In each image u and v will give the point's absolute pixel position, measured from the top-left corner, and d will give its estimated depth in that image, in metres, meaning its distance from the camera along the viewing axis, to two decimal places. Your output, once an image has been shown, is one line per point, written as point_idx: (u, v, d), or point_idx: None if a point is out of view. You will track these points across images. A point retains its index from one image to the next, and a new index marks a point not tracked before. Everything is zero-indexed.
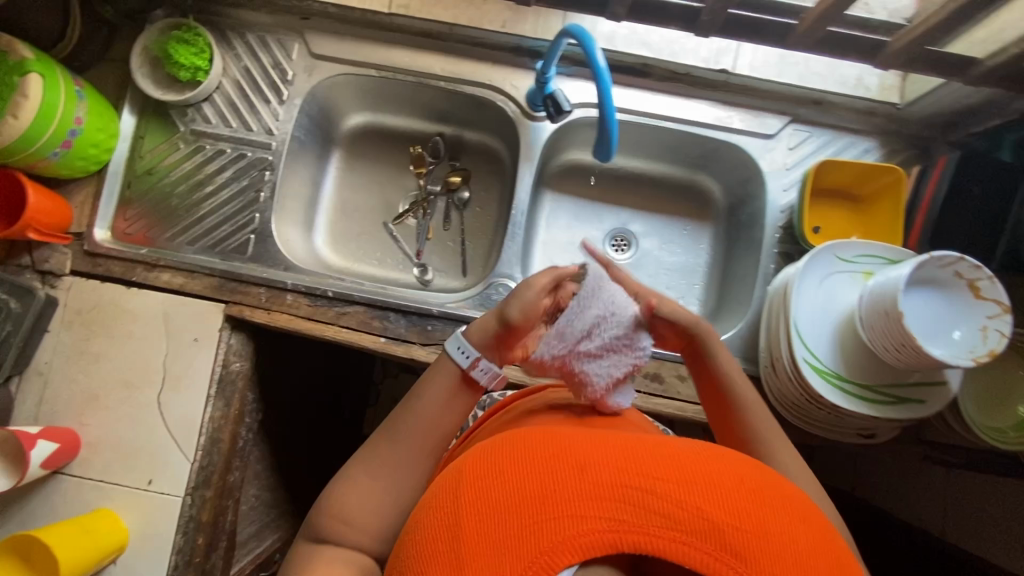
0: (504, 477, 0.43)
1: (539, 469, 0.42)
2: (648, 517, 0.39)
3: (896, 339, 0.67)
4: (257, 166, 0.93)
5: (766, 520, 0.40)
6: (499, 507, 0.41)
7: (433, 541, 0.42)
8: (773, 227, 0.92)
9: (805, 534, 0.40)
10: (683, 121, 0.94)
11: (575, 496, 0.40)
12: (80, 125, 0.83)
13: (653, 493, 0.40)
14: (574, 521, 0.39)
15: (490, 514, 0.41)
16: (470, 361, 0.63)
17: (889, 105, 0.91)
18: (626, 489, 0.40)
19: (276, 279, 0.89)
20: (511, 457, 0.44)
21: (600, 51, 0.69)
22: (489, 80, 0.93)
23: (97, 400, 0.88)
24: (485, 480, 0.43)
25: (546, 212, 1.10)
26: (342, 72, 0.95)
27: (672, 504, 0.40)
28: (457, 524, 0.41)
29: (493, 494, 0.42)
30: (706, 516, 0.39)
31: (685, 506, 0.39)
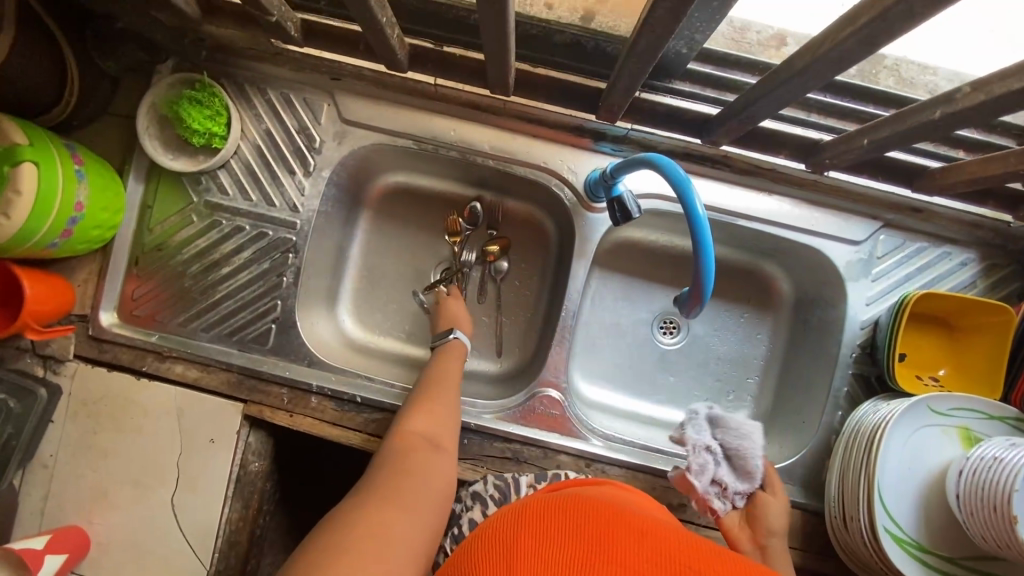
0: (563, 512, 0.40)
1: (601, 521, 0.40)
2: None
3: (1001, 537, 0.60)
4: (280, 248, 0.83)
5: None
6: (554, 530, 0.38)
7: (475, 548, 0.39)
8: (849, 345, 0.83)
9: None
10: (762, 220, 0.83)
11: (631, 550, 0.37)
12: (82, 207, 0.73)
13: None
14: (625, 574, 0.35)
15: (543, 534, 0.38)
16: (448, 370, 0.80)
17: (998, 220, 0.80)
18: None
19: (299, 379, 0.81)
20: (575, 504, 0.42)
21: (699, 196, 0.58)
22: (545, 162, 0.82)
23: (106, 498, 0.82)
24: (543, 511, 0.41)
25: (592, 290, 1.00)
26: (376, 141, 0.83)
27: None
28: (505, 534, 0.39)
29: (550, 520, 0.39)
30: None
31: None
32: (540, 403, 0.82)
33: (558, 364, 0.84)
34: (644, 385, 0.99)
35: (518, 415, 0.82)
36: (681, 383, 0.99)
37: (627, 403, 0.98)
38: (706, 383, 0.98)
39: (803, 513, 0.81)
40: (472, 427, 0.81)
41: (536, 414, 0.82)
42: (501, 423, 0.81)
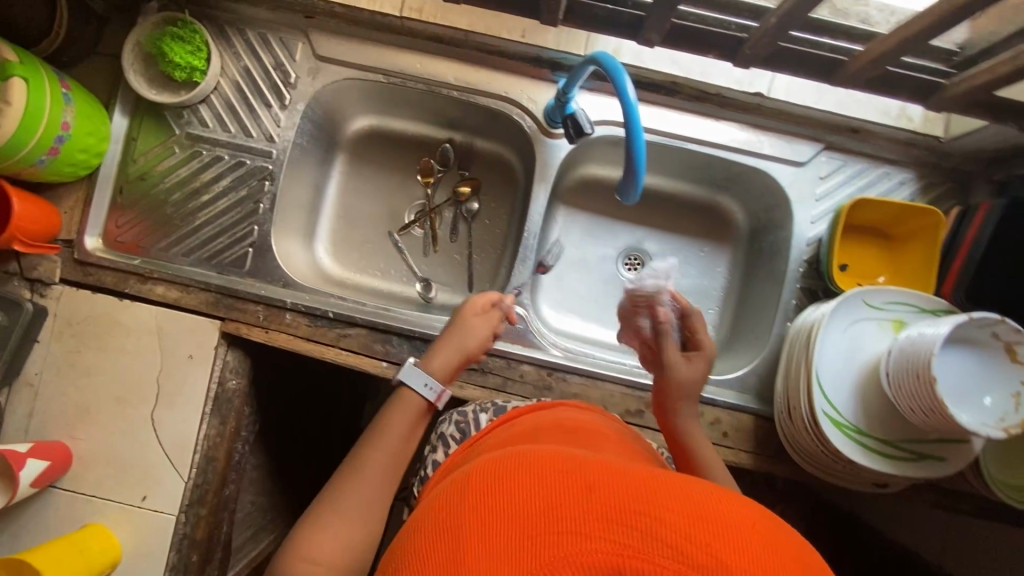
0: (511, 484, 0.40)
1: (543, 482, 0.39)
2: (654, 546, 0.33)
3: (925, 403, 0.64)
4: (257, 175, 0.88)
5: None
6: (499, 513, 0.38)
7: (428, 539, 0.39)
8: (797, 261, 0.87)
9: None
10: (711, 145, 0.88)
11: (579, 512, 0.36)
12: (68, 130, 0.77)
13: (663, 522, 0.34)
14: (571, 539, 0.35)
15: (489, 519, 0.38)
16: (436, 393, 0.71)
17: (931, 138, 0.84)
18: (633, 514, 0.35)
19: (274, 297, 0.85)
20: (521, 468, 0.41)
21: (630, 84, 0.63)
22: (506, 92, 0.87)
23: (88, 414, 0.85)
24: (491, 489, 0.40)
25: (558, 227, 1.05)
26: (348, 76, 0.89)
27: (684, 538, 0.34)
28: (455, 527, 0.39)
29: (496, 502, 0.39)
30: (719, 556, 0.33)
31: (700, 545, 0.33)
32: (504, 317, 0.87)
33: (522, 284, 0.89)
34: (609, 317, 1.03)
35: None
36: None
37: (594, 333, 1.02)
38: None
39: (755, 418, 0.85)
40: None
41: (500, 328, 0.87)
42: None
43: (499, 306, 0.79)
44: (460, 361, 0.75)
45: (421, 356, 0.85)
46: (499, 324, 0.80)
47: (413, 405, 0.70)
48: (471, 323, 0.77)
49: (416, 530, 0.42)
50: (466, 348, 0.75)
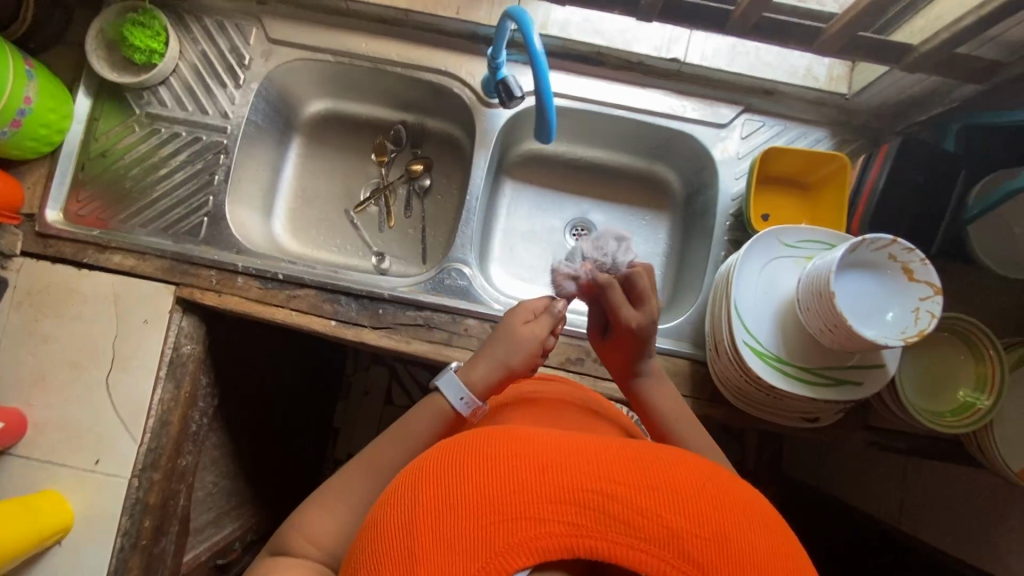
0: (468, 475, 0.43)
1: (499, 469, 0.43)
2: (607, 523, 0.40)
3: (829, 320, 0.68)
4: (212, 149, 0.94)
5: (720, 526, 0.41)
6: (458, 505, 0.41)
7: (388, 528, 0.43)
8: (724, 215, 0.92)
9: (761, 537, 0.41)
10: (637, 110, 0.94)
11: (535, 498, 0.41)
12: (30, 104, 0.83)
13: (613, 499, 0.41)
14: (531, 523, 0.40)
15: (448, 512, 0.41)
16: (470, 407, 0.69)
17: (838, 95, 0.90)
18: (587, 494, 0.41)
19: (226, 261, 0.89)
20: (478, 454, 0.45)
21: (537, 33, 0.68)
22: (445, 66, 0.94)
23: (45, 381, 0.87)
24: (451, 479, 0.43)
25: (506, 200, 1.10)
26: (298, 57, 0.95)
27: (632, 511, 0.41)
28: (411, 521, 0.42)
29: (454, 492, 0.42)
30: (663, 522, 0.40)
31: (642, 513, 0.41)
32: (449, 275, 0.91)
33: (465, 244, 0.94)
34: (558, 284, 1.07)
35: (429, 288, 0.90)
36: None
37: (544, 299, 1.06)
38: None
39: (691, 363, 0.88)
40: (386, 296, 0.88)
41: (444, 286, 0.91)
42: (412, 294, 0.89)
43: (549, 311, 0.75)
44: (504, 376, 0.71)
45: (369, 314, 0.88)
46: (550, 333, 0.75)
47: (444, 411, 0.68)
48: (517, 333, 0.73)
49: (378, 515, 0.45)
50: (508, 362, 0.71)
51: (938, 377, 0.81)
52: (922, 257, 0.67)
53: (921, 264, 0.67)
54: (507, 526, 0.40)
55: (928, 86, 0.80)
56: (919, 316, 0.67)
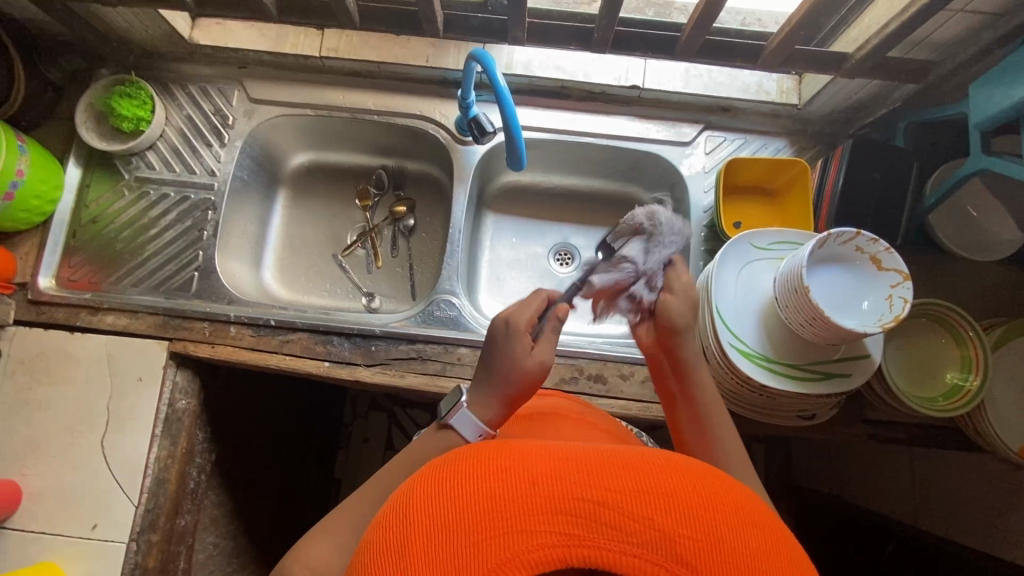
0: (453, 492, 0.38)
1: (483, 481, 0.38)
2: (598, 530, 0.35)
3: (807, 315, 0.70)
4: (201, 207, 0.97)
5: (716, 526, 0.36)
6: (444, 524, 0.37)
7: (374, 555, 0.38)
8: (698, 226, 0.95)
9: (756, 538, 0.37)
10: (605, 136, 0.99)
11: (525, 510, 0.36)
12: (22, 176, 0.86)
13: (605, 505, 0.36)
14: (520, 537, 0.35)
15: (434, 532, 0.37)
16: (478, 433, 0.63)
17: (790, 106, 0.95)
18: (577, 502, 0.36)
19: (218, 312, 0.91)
20: (462, 469, 0.40)
21: (500, 69, 0.72)
22: (420, 111, 0.99)
23: (39, 449, 0.86)
24: (435, 498, 0.38)
25: (489, 232, 1.13)
26: (280, 113, 1.00)
27: (624, 516, 0.36)
28: (401, 544, 0.37)
29: (439, 511, 0.37)
30: (657, 526, 0.35)
31: (638, 518, 0.35)
32: (439, 307, 0.93)
33: (452, 276, 0.96)
34: None
35: (419, 320, 0.92)
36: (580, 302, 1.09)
37: None
38: None
39: None
40: (378, 333, 0.89)
41: (434, 317, 0.92)
42: (404, 328, 0.90)
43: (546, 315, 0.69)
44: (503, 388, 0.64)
45: (362, 351, 0.89)
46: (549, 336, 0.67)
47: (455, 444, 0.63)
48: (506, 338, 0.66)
49: (365, 544, 0.40)
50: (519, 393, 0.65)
51: (925, 363, 0.82)
52: (887, 246, 0.70)
53: (887, 252, 0.70)
54: (495, 541, 0.35)
55: (871, 90, 0.86)
56: (893, 303, 0.69)
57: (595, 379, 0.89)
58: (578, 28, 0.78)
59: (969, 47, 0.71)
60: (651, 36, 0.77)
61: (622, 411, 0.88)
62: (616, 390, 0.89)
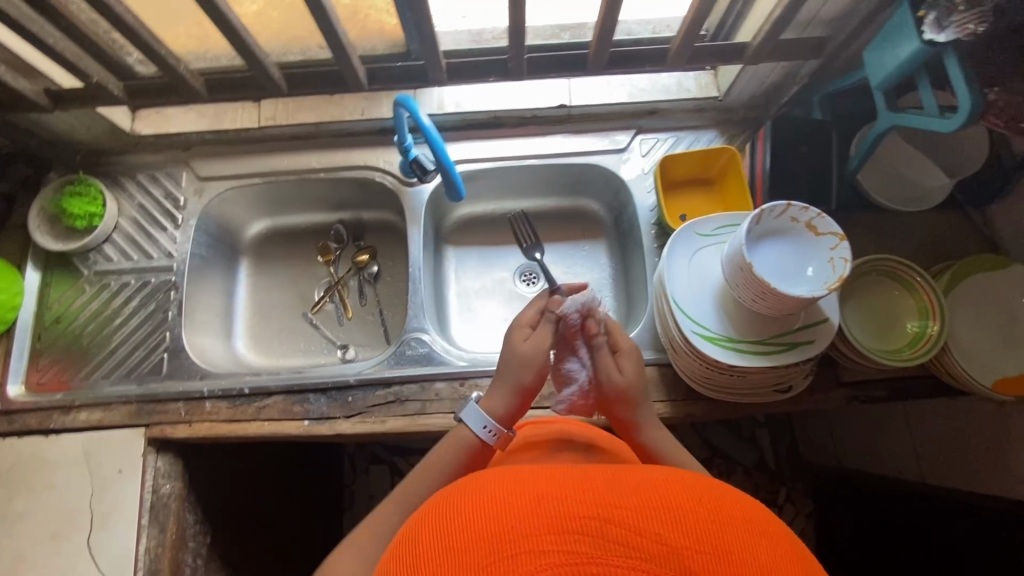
0: (471, 517, 0.40)
1: (499, 508, 0.39)
2: (606, 547, 0.36)
3: (756, 289, 0.72)
4: (162, 289, 0.98)
5: (722, 541, 0.37)
6: (458, 550, 0.38)
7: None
8: (647, 225, 0.98)
9: (763, 552, 0.37)
10: (544, 156, 1.03)
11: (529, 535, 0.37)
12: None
13: (612, 522, 0.37)
14: (529, 557, 0.36)
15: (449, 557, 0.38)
16: (494, 435, 0.67)
17: (713, 99, 1.00)
18: (588, 521, 0.37)
19: (191, 390, 0.91)
20: (479, 499, 0.41)
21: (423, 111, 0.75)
22: (363, 162, 1.02)
23: (25, 561, 0.84)
24: (445, 534, 0.39)
25: (452, 266, 1.15)
26: (229, 187, 1.03)
27: (633, 532, 0.37)
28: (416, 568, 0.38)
29: (456, 537, 0.39)
30: (664, 541, 0.36)
31: (645, 534, 0.37)
32: (410, 345, 0.94)
33: (420, 314, 0.97)
34: None
35: (392, 362, 0.92)
36: None
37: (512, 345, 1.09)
38: None
39: (659, 368, 0.90)
40: (353, 382, 0.89)
41: (407, 356, 0.93)
42: (377, 372, 0.90)
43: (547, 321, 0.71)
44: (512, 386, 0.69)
45: (339, 404, 0.89)
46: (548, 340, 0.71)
47: (468, 443, 0.67)
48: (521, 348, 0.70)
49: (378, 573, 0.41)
50: (505, 370, 0.69)
51: (887, 315, 0.84)
52: (818, 212, 0.73)
53: (820, 218, 0.73)
54: (505, 562, 0.36)
55: (781, 72, 0.90)
56: (835, 265, 0.72)
57: None
58: (493, 61, 0.82)
59: (854, 18, 0.76)
60: (561, 57, 0.81)
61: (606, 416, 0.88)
62: None
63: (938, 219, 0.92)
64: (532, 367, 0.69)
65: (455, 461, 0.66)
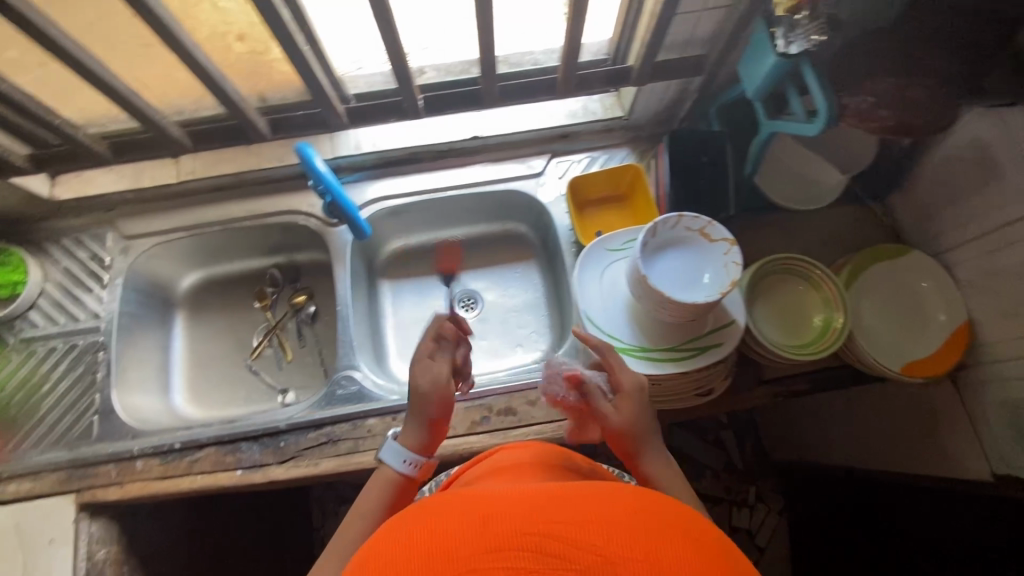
0: (413, 542, 0.39)
1: (440, 530, 0.39)
2: (543, 562, 0.36)
3: (656, 299, 0.75)
4: (91, 350, 0.98)
5: (659, 552, 0.37)
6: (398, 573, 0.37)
7: None
8: (569, 244, 0.99)
9: (698, 558, 0.37)
10: (464, 186, 1.06)
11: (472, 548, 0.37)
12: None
13: (551, 536, 0.37)
14: None
15: None
16: (408, 465, 0.67)
17: (619, 119, 1.04)
18: (528, 537, 0.37)
19: (122, 451, 0.90)
20: (423, 520, 0.41)
21: (317, 155, 0.83)
22: (287, 207, 1.04)
23: None
24: (391, 552, 0.39)
25: (389, 300, 1.16)
26: (154, 243, 1.04)
27: (570, 547, 0.37)
28: None
29: (395, 561, 0.38)
30: (601, 554, 0.36)
31: (583, 547, 0.37)
32: (341, 384, 0.94)
33: (352, 352, 0.98)
34: None
35: (323, 403, 0.93)
36: (492, 341, 1.12)
37: None
38: (510, 333, 1.13)
39: None
40: (284, 427, 0.90)
41: (338, 396, 0.93)
42: (308, 415, 0.91)
43: (439, 339, 0.71)
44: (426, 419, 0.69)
45: (272, 450, 0.89)
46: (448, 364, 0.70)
47: (390, 479, 0.67)
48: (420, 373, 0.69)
49: None
50: (410, 405, 0.68)
51: (797, 311, 0.87)
52: (708, 219, 0.77)
53: (711, 225, 0.76)
54: None
55: (675, 90, 0.95)
56: (728, 269, 0.75)
57: (505, 413, 0.90)
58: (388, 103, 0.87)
59: (722, 37, 0.81)
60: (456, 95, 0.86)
61: (539, 437, 0.89)
62: (529, 417, 0.90)
63: (841, 214, 0.96)
64: (429, 399, 0.67)
65: (379, 497, 0.66)
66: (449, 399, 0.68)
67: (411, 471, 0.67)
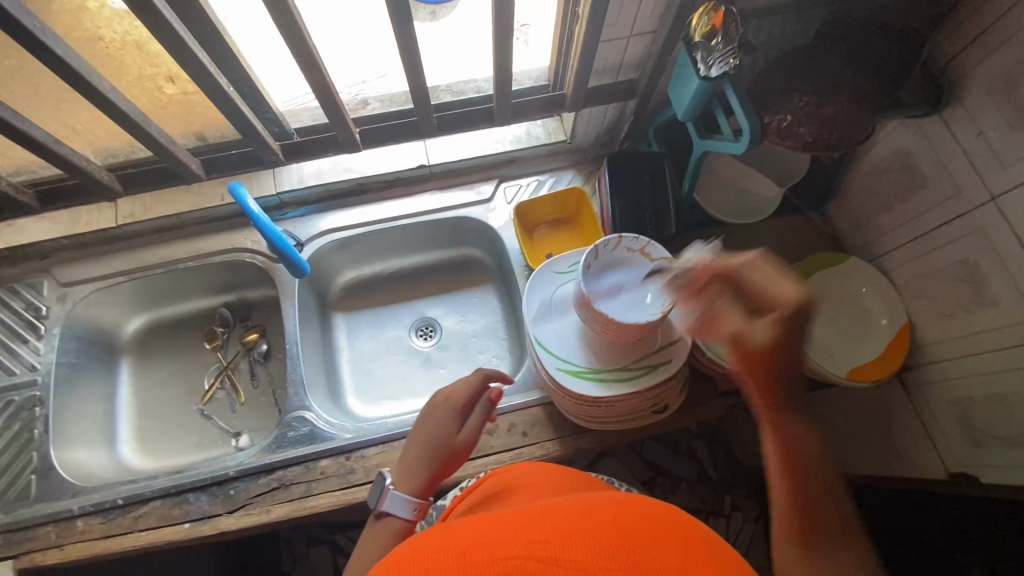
0: None
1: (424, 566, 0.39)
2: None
3: (600, 321, 0.75)
4: (26, 406, 0.93)
5: (637, 554, 0.39)
6: None
7: None
8: (519, 268, 1.00)
9: (671, 553, 0.39)
10: (413, 215, 1.05)
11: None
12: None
13: (534, 556, 0.38)
14: None
15: None
16: (410, 510, 0.64)
17: (562, 142, 1.06)
18: (510, 560, 0.38)
19: (60, 511, 0.85)
20: (406, 561, 0.40)
21: (247, 193, 0.84)
22: (232, 245, 1.02)
23: None
24: None
25: (345, 333, 1.14)
26: (94, 289, 1.01)
27: (554, 564, 0.38)
28: None
29: None
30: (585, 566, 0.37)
31: (565, 563, 0.38)
32: (293, 425, 0.92)
33: (304, 391, 0.96)
34: (421, 385, 1.10)
35: (275, 446, 0.90)
36: (451, 369, 1.12)
37: (412, 405, 1.08)
38: (469, 359, 1.12)
39: (544, 408, 0.91)
40: (233, 474, 0.87)
41: (289, 438, 0.91)
42: (259, 459, 0.88)
43: (474, 394, 0.70)
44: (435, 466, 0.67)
45: (221, 499, 0.86)
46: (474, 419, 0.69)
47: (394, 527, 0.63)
48: (440, 420, 0.68)
49: None
50: (420, 447, 0.67)
51: None
52: (647, 239, 0.78)
53: (650, 244, 0.78)
54: None
55: (613, 112, 0.97)
56: (670, 287, 0.76)
57: None
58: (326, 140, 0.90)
59: (649, 63, 0.83)
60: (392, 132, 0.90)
61: (497, 465, 0.87)
62: (487, 446, 0.89)
63: (782, 224, 0.98)
64: (445, 450, 0.66)
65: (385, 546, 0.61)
66: (461, 454, 0.67)
67: (409, 513, 0.64)
